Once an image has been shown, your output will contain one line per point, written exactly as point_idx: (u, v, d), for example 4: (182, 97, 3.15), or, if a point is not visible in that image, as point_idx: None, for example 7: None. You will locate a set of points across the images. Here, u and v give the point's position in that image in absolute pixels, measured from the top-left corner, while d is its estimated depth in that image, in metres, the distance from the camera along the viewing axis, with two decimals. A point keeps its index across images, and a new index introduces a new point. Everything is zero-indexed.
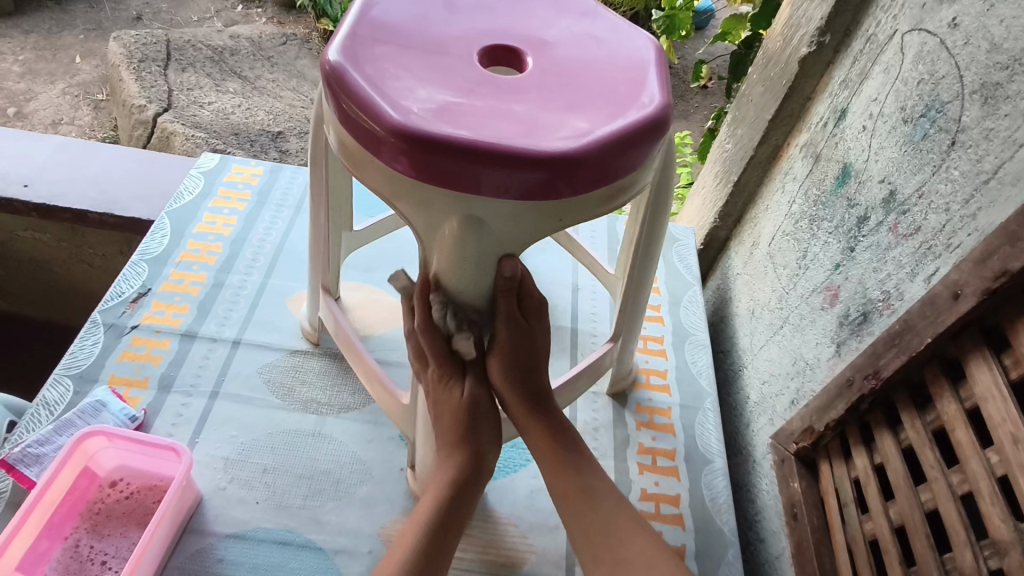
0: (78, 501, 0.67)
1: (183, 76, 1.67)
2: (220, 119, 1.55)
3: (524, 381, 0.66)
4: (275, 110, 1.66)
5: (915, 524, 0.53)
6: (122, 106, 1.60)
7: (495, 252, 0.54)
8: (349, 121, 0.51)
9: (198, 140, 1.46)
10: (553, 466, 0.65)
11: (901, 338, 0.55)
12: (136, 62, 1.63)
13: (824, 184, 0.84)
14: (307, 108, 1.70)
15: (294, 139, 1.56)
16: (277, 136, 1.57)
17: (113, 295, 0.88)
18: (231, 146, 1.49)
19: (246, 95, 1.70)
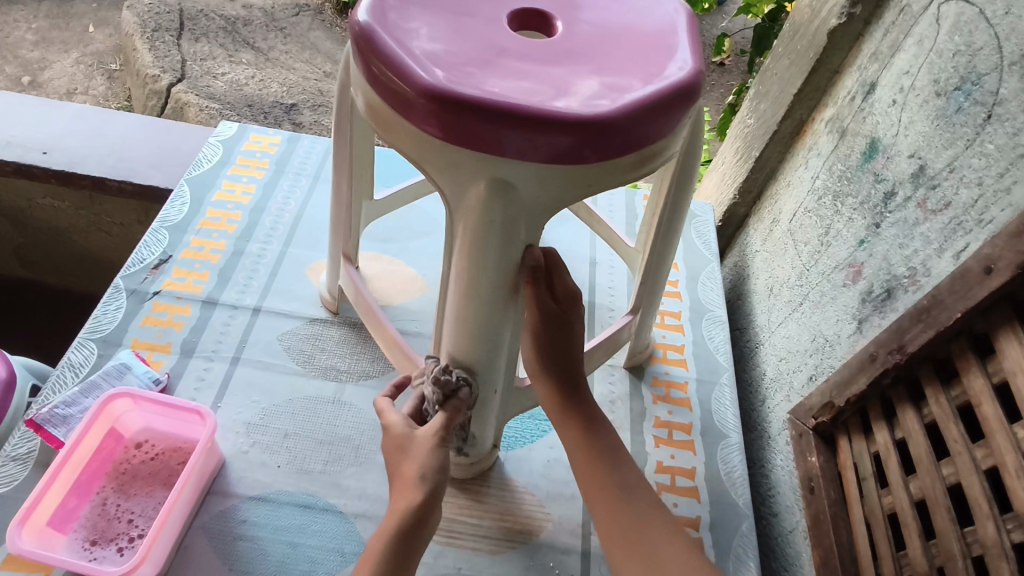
0: (106, 461, 0.69)
1: (197, 45, 1.65)
2: (234, 91, 1.55)
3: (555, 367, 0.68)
4: (288, 82, 1.64)
5: (937, 498, 0.53)
6: (136, 75, 1.60)
7: (522, 221, 0.52)
8: (378, 82, 0.50)
9: (212, 111, 1.47)
10: (584, 449, 0.66)
11: (929, 314, 0.55)
12: (150, 32, 1.62)
13: (849, 160, 0.83)
14: (321, 80, 1.69)
15: (308, 112, 1.56)
16: (291, 108, 1.56)
17: (135, 262, 0.88)
18: (244, 118, 1.49)
19: (260, 66, 1.68)
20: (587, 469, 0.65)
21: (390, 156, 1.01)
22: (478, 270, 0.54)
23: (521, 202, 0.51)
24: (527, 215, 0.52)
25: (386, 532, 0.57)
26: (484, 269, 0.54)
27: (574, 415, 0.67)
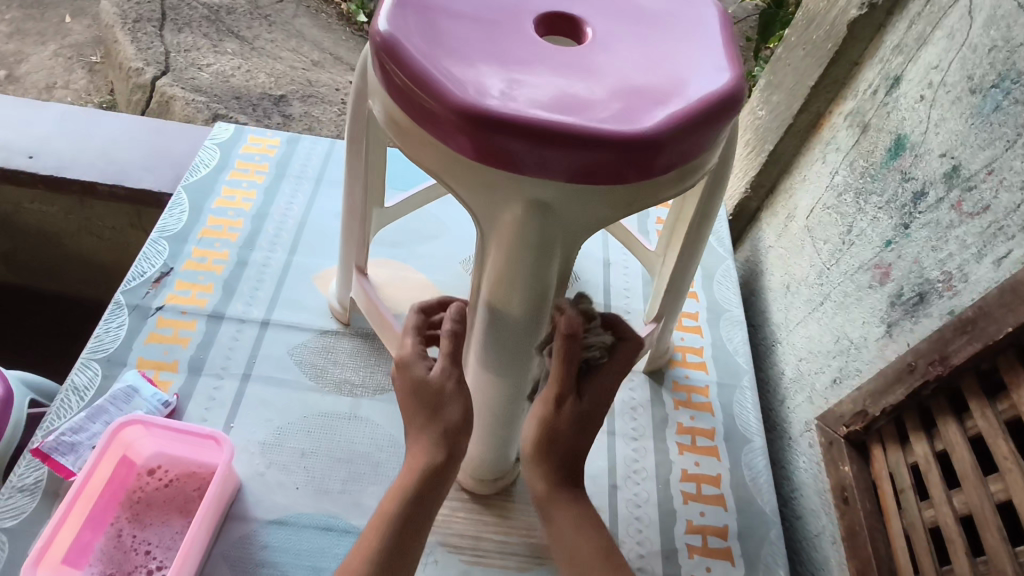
0: (119, 489, 0.66)
1: (180, 36, 1.58)
2: (221, 83, 1.49)
3: (564, 458, 0.62)
4: (276, 72, 1.57)
5: (985, 515, 0.52)
6: (119, 69, 1.53)
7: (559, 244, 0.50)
8: (403, 96, 0.47)
9: (199, 104, 1.42)
10: (575, 538, 0.60)
11: (974, 325, 0.53)
12: (130, 23, 1.56)
13: (873, 157, 0.80)
14: (308, 70, 1.62)
15: (298, 104, 1.50)
16: (279, 99, 1.50)
17: (135, 275, 0.85)
18: (232, 110, 1.43)
19: (246, 56, 1.60)
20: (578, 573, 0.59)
21: (398, 158, 0.98)
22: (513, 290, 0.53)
23: (561, 224, 0.49)
24: (565, 237, 0.50)
25: (404, 482, 0.60)
26: (516, 283, 0.53)
27: (568, 504, 0.61)
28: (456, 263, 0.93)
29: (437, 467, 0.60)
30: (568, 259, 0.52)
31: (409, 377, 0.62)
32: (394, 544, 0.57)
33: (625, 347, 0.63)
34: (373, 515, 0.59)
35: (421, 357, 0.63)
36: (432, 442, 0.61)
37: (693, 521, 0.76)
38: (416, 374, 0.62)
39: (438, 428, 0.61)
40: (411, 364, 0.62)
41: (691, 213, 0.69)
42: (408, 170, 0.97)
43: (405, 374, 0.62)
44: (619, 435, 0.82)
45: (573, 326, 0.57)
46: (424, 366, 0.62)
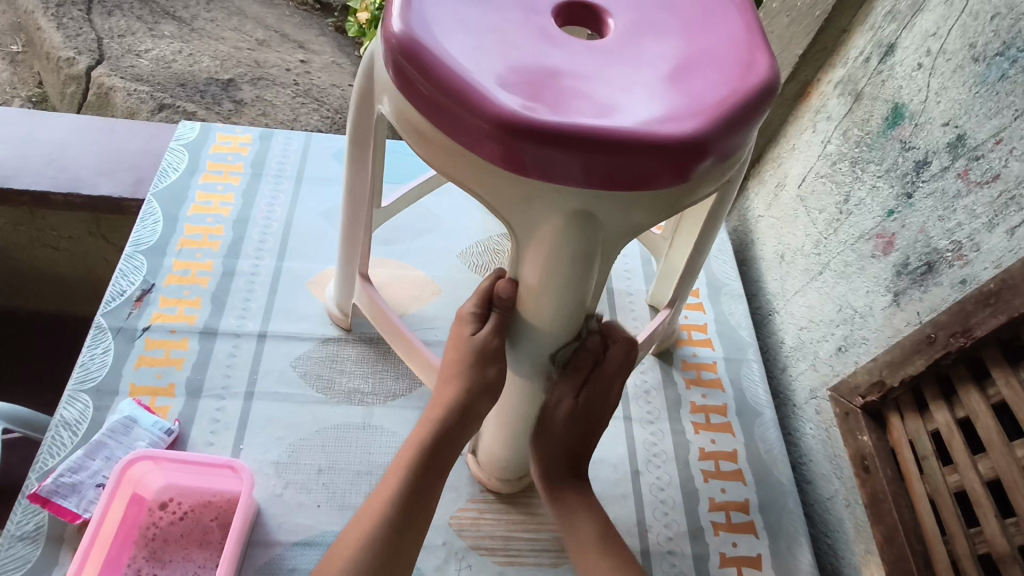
0: (131, 528, 0.63)
1: (111, 19, 1.30)
2: (162, 70, 1.23)
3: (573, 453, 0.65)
4: (220, 53, 1.30)
5: (1014, 478, 0.54)
6: (44, 59, 1.25)
7: (600, 253, 0.48)
8: (428, 105, 0.45)
9: (144, 95, 1.18)
10: (573, 529, 0.63)
11: (998, 297, 0.56)
12: (53, 6, 1.27)
13: (867, 126, 0.79)
14: (257, 49, 1.33)
15: (249, 87, 1.25)
16: (228, 84, 1.25)
17: (114, 295, 0.80)
18: (180, 100, 1.21)
19: (186, 38, 1.31)
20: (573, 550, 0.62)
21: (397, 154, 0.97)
22: (549, 299, 0.52)
23: (603, 233, 0.47)
24: (606, 244, 0.48)
25: (414, 445, 0.59)
26: (555, 290, 0.51)
27: (571, 492, 0.64)
28: (453, 256, 0.91)
29: (447, 430, 0.59)
30: (605, 266, 0.51)
31: (460, 338, 0.58)
32: (404, 506, 0.57)
33: (615, 347, 0.62)
34: (385, 476, 0.59)
35: (478, 317, 0.58)
36: (444, 405, 0.59)
37: (715, 499, 0.77)
38: (467, 336, 0.58)
39: (457, 390, 0.59)
40: (467, 323, 0.58)
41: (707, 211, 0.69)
42: (402, 166, 0.96)
43: (459, 333, 0.59)
44: (636, 419, 0.82)
45: (591, 350, 0.61)
46: (477, 328, 0.58)
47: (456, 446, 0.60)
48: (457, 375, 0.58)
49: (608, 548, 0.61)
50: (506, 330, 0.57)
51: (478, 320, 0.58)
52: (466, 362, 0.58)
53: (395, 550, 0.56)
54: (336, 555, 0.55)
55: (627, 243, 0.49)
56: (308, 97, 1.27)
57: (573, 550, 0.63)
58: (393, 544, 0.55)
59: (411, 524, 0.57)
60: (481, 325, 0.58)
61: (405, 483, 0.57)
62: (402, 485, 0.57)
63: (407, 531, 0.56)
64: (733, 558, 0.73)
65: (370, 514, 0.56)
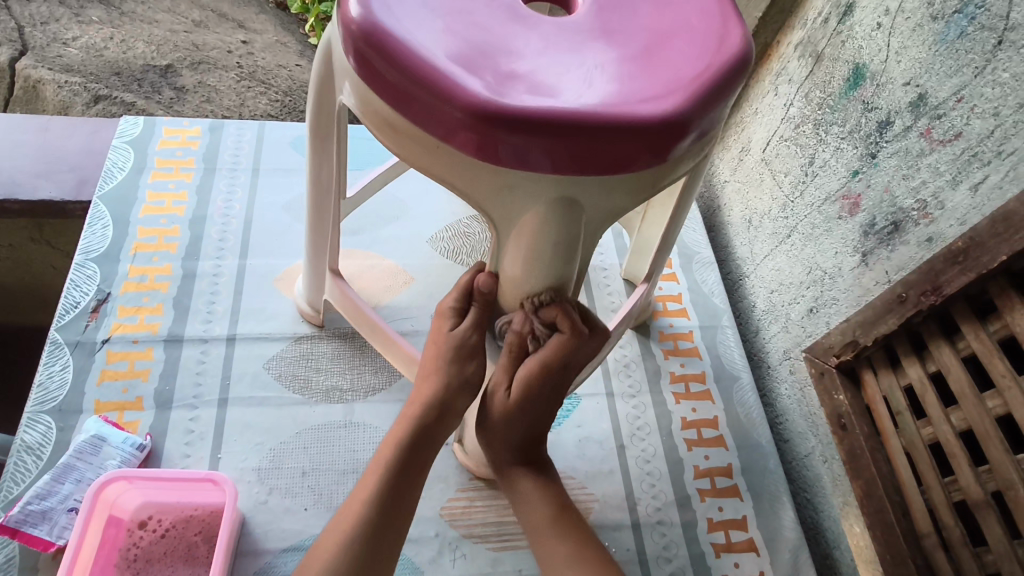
0: (111, 551, 0.60)
1: (31, 6, 1.20)
2: (94, 58, 1.15)
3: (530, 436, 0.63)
4: (155, 37, 1.21)
5: (986, 429, 0.57)
6: None
7: (581, 241, 0.47)
8: (395, 94, 0.43)
9: (76, 87, 1.11)
10: (528, 512, 0.62)
11: (966, 256, 0.58)
12: None
13: (829, 88, 0.79)
14: (194, 31, 1.24)
15: (190, 73, 1.18)
16: (167, 70, 1.18)
17: (67, 308, 0.75)
18: (116, 90, 1.13)
19: (117, 23, 1.22)
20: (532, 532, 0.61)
21: (360, 139, 0.94)
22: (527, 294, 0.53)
23: (584, 219, 0.46)
24: (588, 230, 0.47)
25: (394, 441, 0.58)
26: (535, 281, 0.50)
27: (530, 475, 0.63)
28: (422, 241, 0.88)
29: (426, 426, 0.59)
30: (587, 251, 0.50)
31: (440, 333, 0.61)
32: (384, 504, 0.56)
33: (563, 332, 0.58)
34: (364, 475, 0.58)
35: (457, 312, 0.61)
36: (422, 401, 0.60)
37: (700, 466, 0.78)
38: (446, 331, 0.61)
39: (436, 384, 0.60)
40: (447, 318, 0.61)
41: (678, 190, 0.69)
42: (363, 151, 0.93)
43: (438, 329, 0.62)
44: (618, 394, 0.82)
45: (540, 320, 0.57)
46: (456, 323, 0.61)
47: (434, 446, 0.60)
48: (436, 369, 0.60)
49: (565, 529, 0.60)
50: (483, 325, 0.61)
51: (457, 314, 0.61)
52: (445, 358, 0.60)
53: (375, 547, 0.54)
54: (316, 556, 0.53)
55: (608, 227, 0.48)
56: (253, 79, 1.21)
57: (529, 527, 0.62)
58: (374, 542, 0.54)
59: (390, 522, 0.55)
60: (460, 320, 0.61)
61: (383, 480, 0.56)
62: (379, 485, 0.56)
63: (385, 533, 0.55)
64: (720, 522, 0.75)
65: (347, 517, 0.55)
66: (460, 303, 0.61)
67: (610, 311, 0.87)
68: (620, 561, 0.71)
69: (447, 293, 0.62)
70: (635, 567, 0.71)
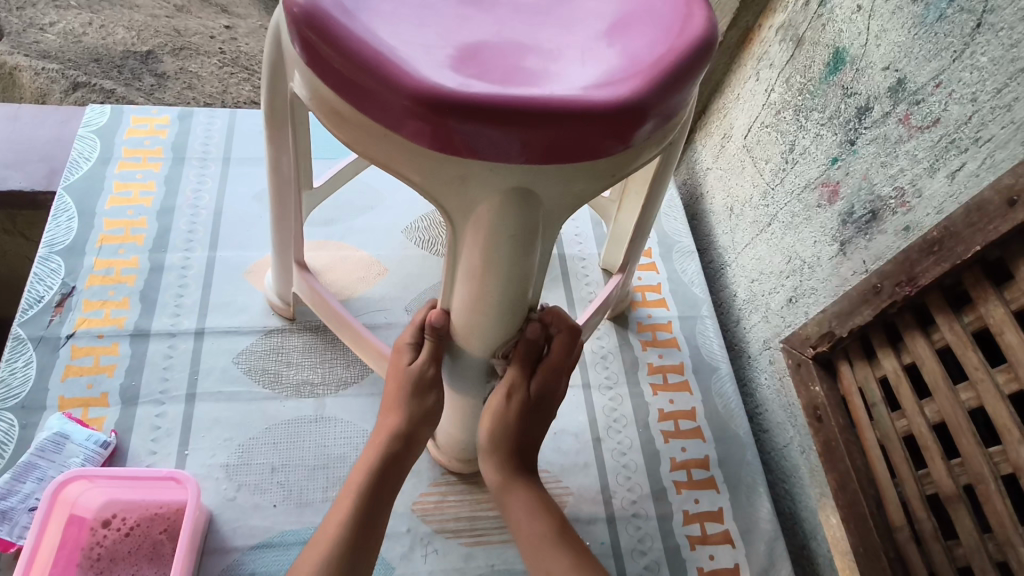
0: (73, 551, 0.59)
1: None
2: (72, 44, 1.12)
3: (522, 446, 0.62)
4: (137, 21, 1.18)
5: (958, 422, 0.56)
6: None
7: (539, 233, 0.46)
8: (342, 83, 0.41)
9: (53, 73, 1.08)
10: (526, 524, 0.59)
11: (941, 246, 0.56)
12: None
13: (810, 73, 0.77)
14: (176, 16, 1.21)
15: (172, 58, 1.15)
16: (148, 56, 1.15)
17: (30, 302, 0.74)
18: (96, 77, 1.10)
19: (96, 7, 1.19)
20: (530, 549, 0.59)
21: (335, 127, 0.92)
22: (488, 289, 0.50)
23: (542, 209, 0.45)
24: (547, 221, 0.46)
25: (363, 470, 0.59)
26: (494, 277, 0.48)
27: (523, 489, 0.61)
28: (399, 232, 0.87)
29: (394, 455, 0.59)
30: (548, 242, 0.48)
31: (398, 367, 0.60)
32: (359, 530, 0.56)
33: (558, 339, 0.61)
34: (336, 503, 0.58)
35: (415, 346, 0.61)
36: (386, 432, 0.60)
37: (677, 458, 0.77)
38: (404, 366, 0.60)
39: (398, 419, 0.60)
40: (405, 353, 0.60)
41: (652, 177, 0.67)
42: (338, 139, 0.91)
43: (396, 363, 0.61)
44: (595, 386, 0.81)
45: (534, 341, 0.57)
46: (414, 357, 0.60)
47: (404, 472, 0.61)
48: (397, 406, 0.60)
49: (567, 542, 0.58)
50: (439, 358, 0.59)
51: (415, 349, 0.61)
52: (405, 393, 0.60)
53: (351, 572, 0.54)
54: None
55: (569, 218, 0.47)
56: (236, 65, 1.17)
57: (525, 545, 0.59)
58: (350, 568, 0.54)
59: (365, 547, 0.56)
60: (418, 354, 0.61)
61: (357, 506, 0.57)
62: (353, 513, 0.56)
63: (361, 558, 0.55)
64: (696, 514, 0.74)
65: (320, 547, 0.55)
66: (415, 339, 0.61)
67: (587, 301, 0.86)
68: (594, 554, 0.70)
69: (405, 328, 0.62)
70: (609, 560, 0.70)
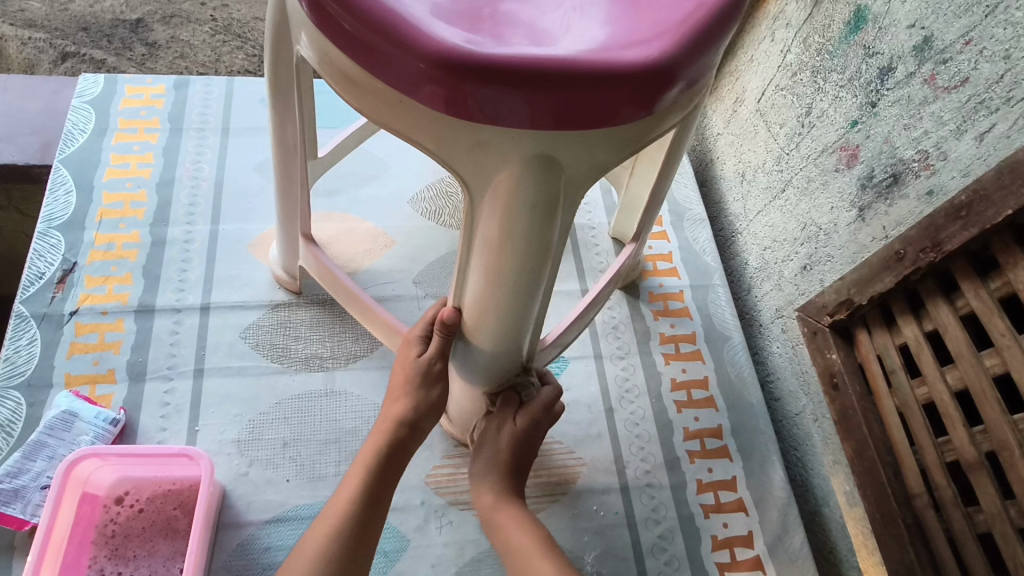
0: (87, 528, 0.59)
1: None
2: (59, 12, 1.08)
3: (513, 470, 0.64)
4: None
5: (983, 390, 0.55)
6: None
7: (559, 202, 0.44)
8: (352, 44, 0.39)
9: (40, 43, 1.05)
10: (514, 537, 0.59)
11: (969, 211, 0.55)
12: None
13: (829, 31, 0.74)
14: None
15: (163, 26, 1.11)
16: (137, 23, 1.10)
17: (31, 279, 0.72)
18: (85, 46, 1.07)
19: None
20: (517, 561, 0.58)
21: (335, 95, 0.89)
22: (506, 262, 0.48)
23: (563, 177, 0.43)
24: (568, 191, 0.44)
25: (370, 451, 0.58)
26: (513, 249, 0.47)
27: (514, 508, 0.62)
28: (404, 203, 0.85)
29: (400, 441, 0.59)
30: (569, 211, 0.46)
31: (406, 358, 0.61)
32: (367, 507, 0.56)
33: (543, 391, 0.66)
34: (343, 481, 0.58)
35: (425, 339, 0.61)
36: (391, 420, 0.60)
37: (690, 428, 0.77)
38: (413, 357, 0.60)
39: (405, 408, 0.60)
40: (414, 344, 0.61)
41: (666, 144, 0.65)
42: (338, 107, 0.88)
43: (405, 355, 0.61)
44: (607, 356, 0.81)
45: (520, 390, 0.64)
46: (424, 349, 0.61)
47: (409, 456, 0.61)
48: (405, 394, 0.60)
49: (552, 552, 0.58)
50: (448, 351, 0.60)
51: (424, 341, 0.61)
52: (413, 383, 0.60)
53: (357, 556, 0.54)
54: (299, 558, 0.53)
55: (591, 185, 0.45)
56: (229, 32, 1.13)
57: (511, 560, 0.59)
58: (358, 543, 0.55)
59: (372, 524, 0.56)
60: (427, 345, 0.61)
61: (364, 488, 0.57)
62: (360, 492, 0.56)
63: (369, 534, 0.56)
64: (709, 483, 0.74)
65: (329, 524, 0.55)
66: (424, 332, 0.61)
67: (598, 272, 0.84)
68: (609, 524, 0.70)
69: (416, 323, 0.62)
70: (623, 530, 0.70)
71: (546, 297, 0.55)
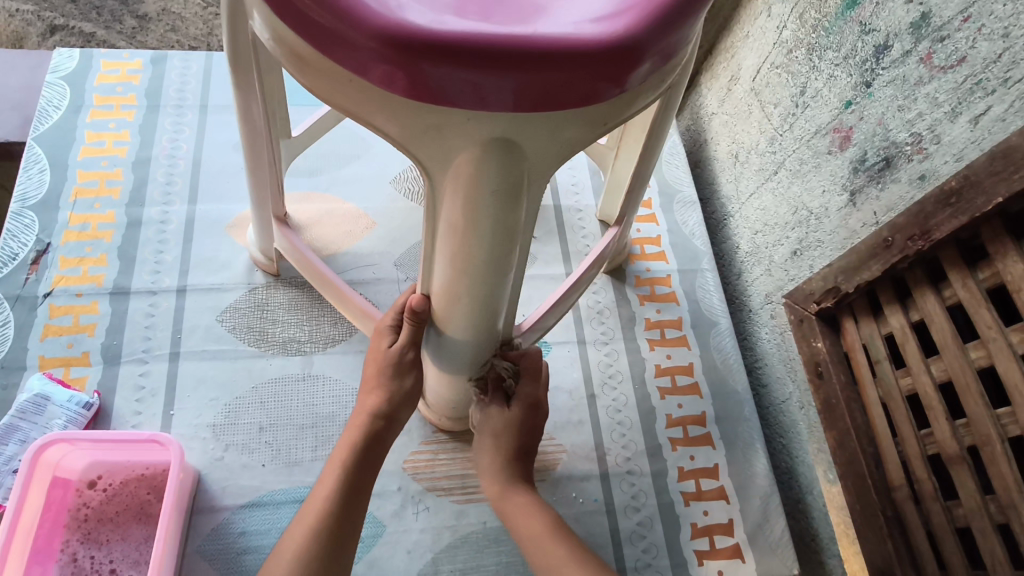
0: (60, 512, 0.59)
1: None
2: None
3: (518, 456, 0.63)
4: None
5: (967, 383, 0.54)
6: None
7: (523, 187, 0.42)
8: (302, 22, 0.37)
9: (27, 15, 1.02)
10: (525, 523, 0.59)
11: (959, 197, 0.53)
12: None
13: (825, 7, 0.71)
14: None
15: None
16: None
17: (5, 260, 0.71)
18: (74, 18, 1.04)
19: None
20: (532, 548, 0.58)
21: None
22: (471, 247, 0.46)
23: (526, 162, 0.41)
24: (533, 176, 0.43)
25: (348, 444, 0.58)
26: (478, 234, 0.45)
27: (523, 492, 0.61)
28: (387, 183, 0.83)
29: (377, 433, 0.58)
30: (535, 197, 0.45)
31: (378, 349, 0.60)
32: (345, 501, 0.55)
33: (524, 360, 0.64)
34: (321, 474, 0.58)
35: (396, 328, 0.60)
36: (367, 412, 0.59)
37: (673, 415, 0.76)
38: (384, 348, 0.60)
39: (378, 400, 0.59)
40: (385, 335, 0.60)
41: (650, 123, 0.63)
42: None
43: (377, 345, 0.61)
44: (590, 342, 0.79)
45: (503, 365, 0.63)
46: (394, 339, 0.60)
47: (386, 447, 0.60)
48: (377, 386, 0.60)
49: (564, 535, 0.58)
50: (420, 341, 0.59)
51: (396, 330, 0.60)
52: (385, 373, 0.60)
53: (337, 552, 0.54)
54: (279, 555, 0.53)
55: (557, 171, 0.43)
56: None
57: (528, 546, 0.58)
58: (337, 539, 0.54)
59: (352, 518, 0.55)
60: (398, 335, 0.60)
61: (341, 483, 0.56)
62: (340, 486, 0.56)
63: (348, 529, 0.55)
64: (690, 471, 0.73)
65: (308, 521, 0.54)
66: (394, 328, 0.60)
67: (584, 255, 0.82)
68: (587, 511, 0.70)
69: (387, 311, 0.61)
70: (602, 517, 0.70)
71: (517, 284, 0.53)
